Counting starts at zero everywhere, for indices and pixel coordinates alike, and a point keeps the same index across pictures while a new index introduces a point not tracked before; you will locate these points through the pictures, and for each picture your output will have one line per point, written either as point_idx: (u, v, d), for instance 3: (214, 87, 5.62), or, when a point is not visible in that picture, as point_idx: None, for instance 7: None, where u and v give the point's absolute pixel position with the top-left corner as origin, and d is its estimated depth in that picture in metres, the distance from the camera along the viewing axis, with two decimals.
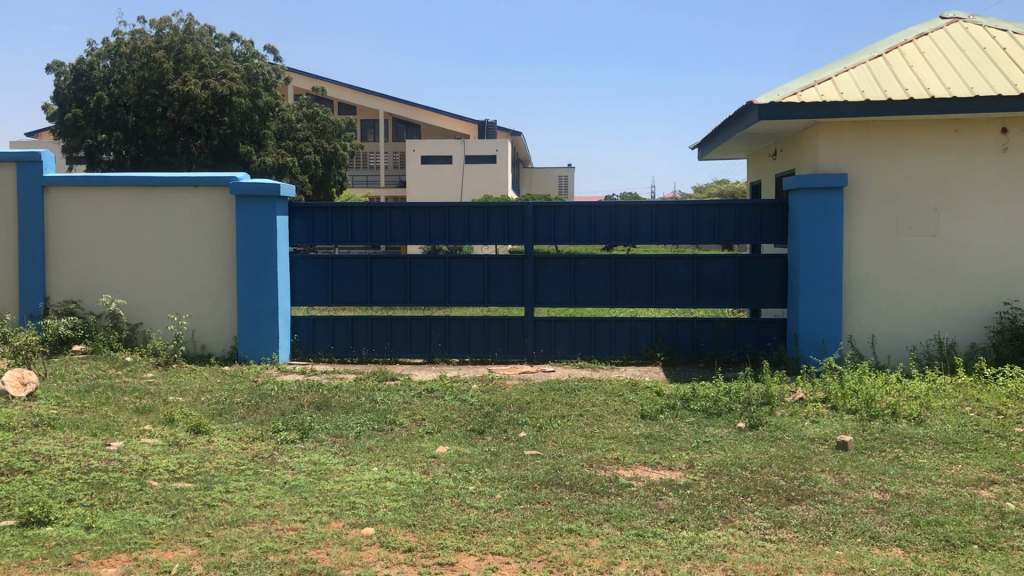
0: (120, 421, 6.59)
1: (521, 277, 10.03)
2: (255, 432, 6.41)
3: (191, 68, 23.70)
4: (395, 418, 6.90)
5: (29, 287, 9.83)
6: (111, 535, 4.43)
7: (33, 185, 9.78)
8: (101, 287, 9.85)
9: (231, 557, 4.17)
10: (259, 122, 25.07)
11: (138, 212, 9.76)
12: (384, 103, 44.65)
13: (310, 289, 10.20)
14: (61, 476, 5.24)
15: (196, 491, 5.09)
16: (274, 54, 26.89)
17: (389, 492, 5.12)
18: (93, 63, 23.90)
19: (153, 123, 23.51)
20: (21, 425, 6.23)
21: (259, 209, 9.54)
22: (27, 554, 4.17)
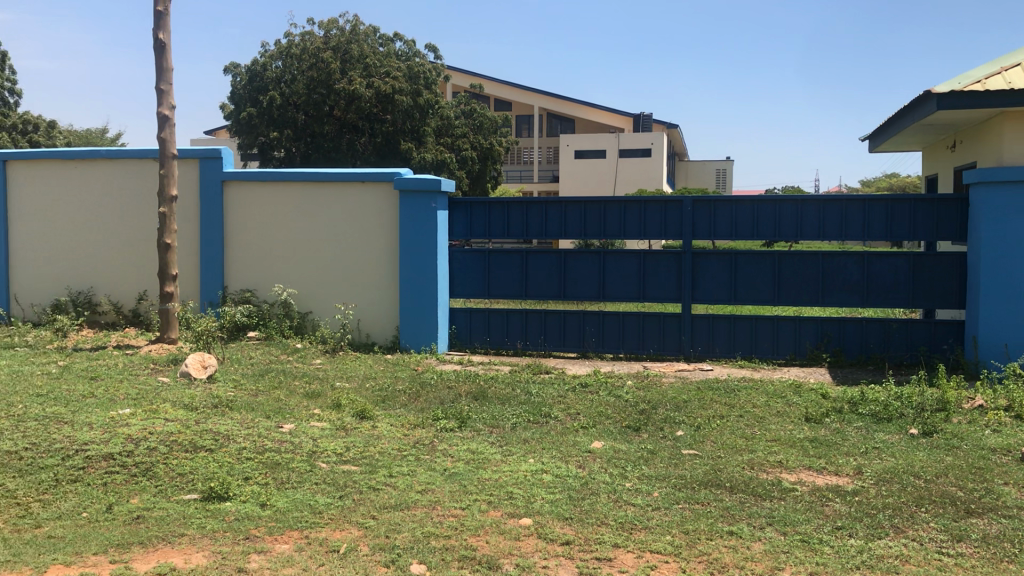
0: (291, 405, 6.92)
1: (678, 272, 9.86)
2: (416, 419, 6.60)
3: (356, 68, 24.50)
4: (550, 411, 6.93)
5: (210, 277, 10.47)
6: (284, 513, 4.66)
7: (214, 181, 10.39)
8: (274, 277, 10.37)
9: (395, 540, 4.30)
10: (419, 119, 25.45)
11: (308, 207, 10.21)
12: (539, 99, 44.78)
13: (468, 282, 10.38)
14: (238, 454, 5.55)
15: (361, 475, 5.28)
16: (434, 53, 27.47)
17: (546, 484, 5.15)
18: (267, 65, 25.26)
19: (320, 121, 24.60)
20: (202, 406, 6.64)
21: (421, 204, 9.75)
22: (209, 527, 4.46)
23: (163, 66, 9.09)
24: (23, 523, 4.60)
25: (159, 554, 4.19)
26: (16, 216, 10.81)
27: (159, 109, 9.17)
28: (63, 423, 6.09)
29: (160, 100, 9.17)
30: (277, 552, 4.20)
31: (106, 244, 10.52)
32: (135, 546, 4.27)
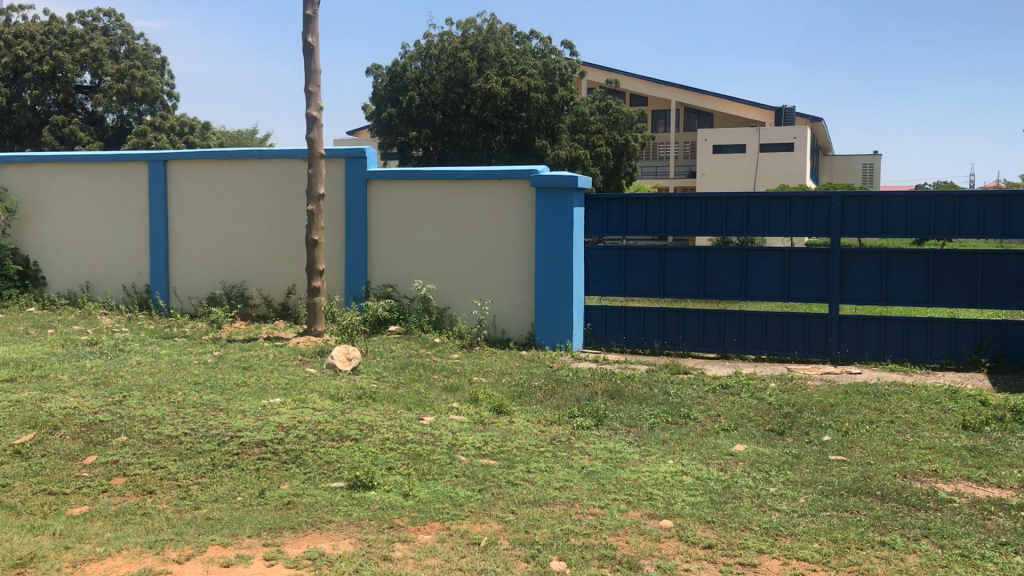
0: (431, 397, 7.05)
1: (825, 271, 9.53)
2: (552, 416, 6.61)
3: (492, 66, 24.75)
4: (689, 412, 6.81)
5: (353, 272, 10.81)
6: (426, 504, 4.75)
7: (359, 179, 10.72)
8: (414, 273, 10.60)
9: (535, 536, 4.32)
10: (554, 116, 25.37)
11: (447, 204, 10.38)
12: (675, 94, 44.18)
13: (605, 279, 10.32)
14: (381, 445, 5.70)
15: (500, 469, 5.33)
16: (569, 49, 27.45)
17: (686, 486, 5.06)
18: (406, 66, 25.90)
19: (457, 120, 25.28)
20: (347, 397, 6.85)
21: (558, 201, 9.73)
22: (355, 515, 4.59)
23: (311, 68, 9.41)
24: (184, 504, 4.87)
25: (308, 539, 4.35)
26: (176, 214, 11.43)
27: (307, 110, 9.50)
28: (219, 410, 6.41)
29: (308, 101, 9.50)
30: (421, 542, 4.29)
31: (257, 240, 11.00)
32: (286, 530, 4.44)
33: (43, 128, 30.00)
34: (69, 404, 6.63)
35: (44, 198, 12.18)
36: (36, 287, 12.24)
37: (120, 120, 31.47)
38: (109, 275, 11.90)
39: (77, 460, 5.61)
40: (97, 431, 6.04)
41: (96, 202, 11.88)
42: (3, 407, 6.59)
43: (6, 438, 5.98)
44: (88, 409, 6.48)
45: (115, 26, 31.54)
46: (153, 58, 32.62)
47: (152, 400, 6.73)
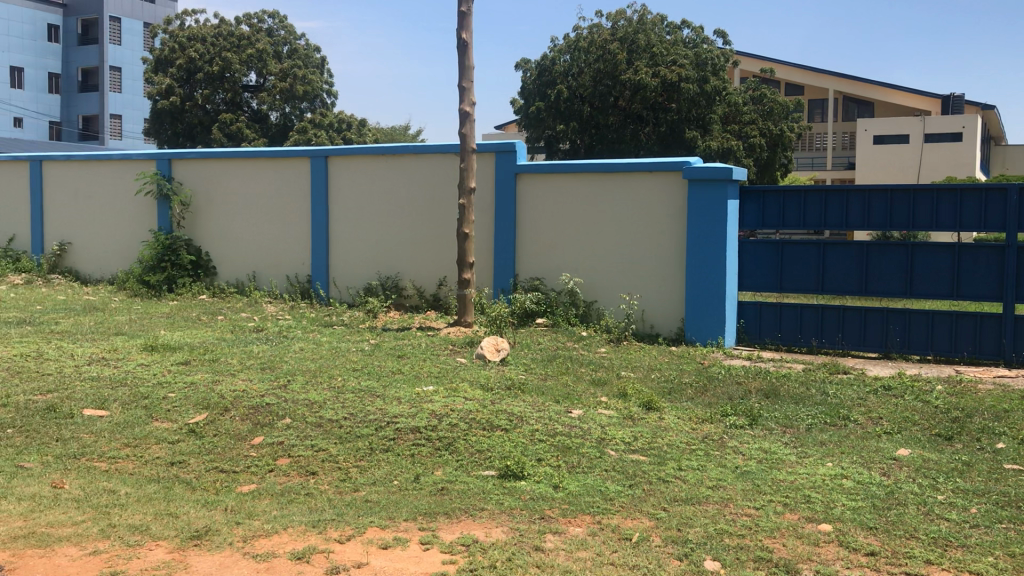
0: (580, 391, 7.05)
1: (999, 268, 8.95)
2: (704, 414, 6.49)
3: (642, 57, 24.65)
4: (848, 413, 6.55)
5: (503, 265, 10.95)
6: (576, 497, 4.75)
7: (509, 172, 10.84)
8: (562, 266, 10.63)
9: (688, 534, 4.26)
10: (706, 107, 24.98)
11: (597, 197, 10.35)
12: (833, 83, 42.58)
13: (759, 274, 10.06)
14: (531, 436, 5.74)
15: (650, 465, 5.28)
16: (723, 38, 26.88)
17: (847, 491, 4.87)
18: (555, 59, 26.08)
19: (605, 112, 25.13)
20: (497, 387, 6.95)
21: (710, 194, 9.53)
22: (506, 504, 4.65)
23: (465, 64, 9.56)
24: (344, 486, 5.05)
25: (462, 526, 4.43)
26: (334, 207, 11.88)
27: (460, 106, 9.67)
28: (375, 396, 6.62)
29: (462, 97, 9.66)
30: (572, 534, 4.30)
31: (410, 232, 11.29)
32: (440, 516, 4.54)
33: (213, 126, 31.79)
34: (238, 387, 7.01)
35: (215, 193, 12.91)
36: (207, 275, 12.99)
37: (282, 118, 32.96)
38: (273, 265, 12.49)
39: (245, 440, 5.92)
40: (264, 413, 6.36)
41: (261, 196, 12.49)
42: (179, 389, 7.04)
43: (182, 417, 6.38)
44: (255, 392, 6.83)
45: (279, 27, 33.06)
46: (312, 57, 34.01)
47: (313, 385, 7.03)
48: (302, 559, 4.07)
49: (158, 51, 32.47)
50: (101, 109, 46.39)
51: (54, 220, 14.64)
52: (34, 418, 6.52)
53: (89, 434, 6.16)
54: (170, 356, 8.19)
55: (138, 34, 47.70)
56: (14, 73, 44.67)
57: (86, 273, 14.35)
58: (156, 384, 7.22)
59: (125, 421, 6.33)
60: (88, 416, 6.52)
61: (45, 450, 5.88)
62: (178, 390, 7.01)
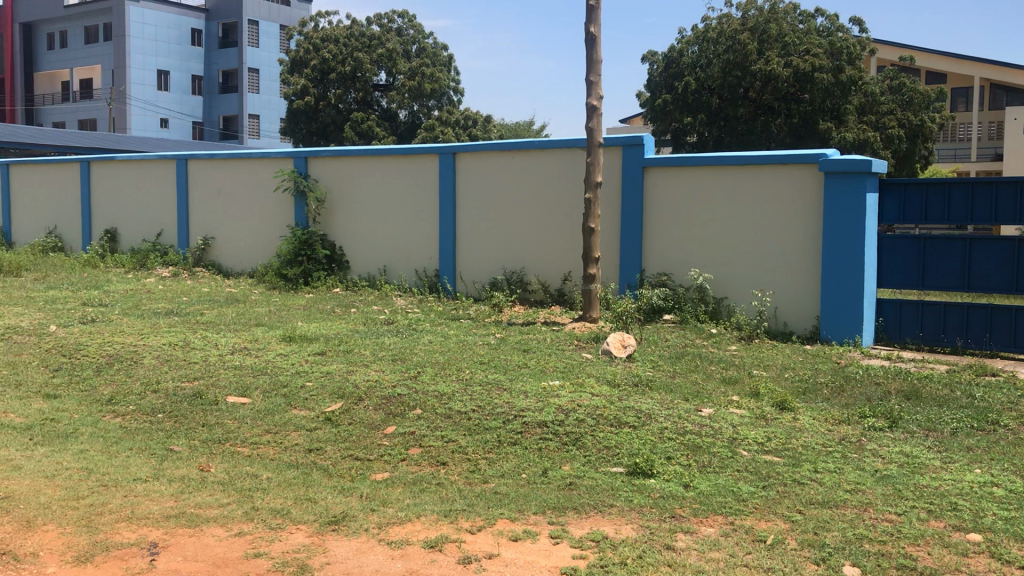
0: (710, 389, 6.93)
1: None
2: (840, 415, 6.27)
3: (774, 47, 24.11)
4: (998, 418, 6.20)
5: (630, 260, 10.86)
6: (708, 496, 4.67)
7: (637, 166, 10.73)
8: (691, 262, 10.47)
9: (825, 538, 4.12)
10: (842, 98, 24.09)
11: (728, 192, 10.15)
12: (979, 70, 40.36)
13: (899, 271, 9.64)
14: (660, 433, 5.67)
15: (785, 466, 5.14)
16: (860, 26, 25.82)
17: (997, 499, 4.62)
18: (682, 50, 25.74)
19: (735, 104, 24.60)
20: (624, 384, 6.90)
21: (848, 187, 9.20)
22: (636, 502, 4.61)
23: (593, 58, 9.52)
24: (474, 478, 5.12)
25: (591, 521, 4.42)
26: (462, 202, 12.04)
27: (588, 100, 9.64)
28: (503, 389, 6.68)
29: (589, 91, 9.63)
30: (704, 534, 4.23)
31: (537, 227, 11.33)
32: (570, 510, 4.54)
33: (344, 125, 32.82)
34: (371, 377, 7.20)
35: (348, 189, 13.29)
36: (341, 269, 13.39)
37: (410, 115, 33.68)
38: (402, 260, 12.78)
39: (378, 429, 6.08)
40: (396, 403, 6.51)
41: (392, 192, 12.78)
42: (316, 378, 7.29)
43: (319, 406, 6.61)
44: (387, 383, 7.01)
45: (408, 27, 33.76)
46: (440, 55, 34.55)
47: (443, 377, 7.15)
48: (435, 548, 4.15)
49: (294, 53, 33.74)
50: (240, 109, 48.48)
51: (199, 216, 15.39)
52: (183, 403, 6.87)
53: (233, 420, 6.45)
54: (307, 347, 8.49)
55: (275, 36, 49.59)
56: (161, 77, 47.23)
57: (228, 266, 15.04)
58: (294, 373, 7.50)
59: (266, 409, 6.61)
60: (232, 403, 6.82)
61: (193, 434, 6.20)
62: (314, 379, 7.26)
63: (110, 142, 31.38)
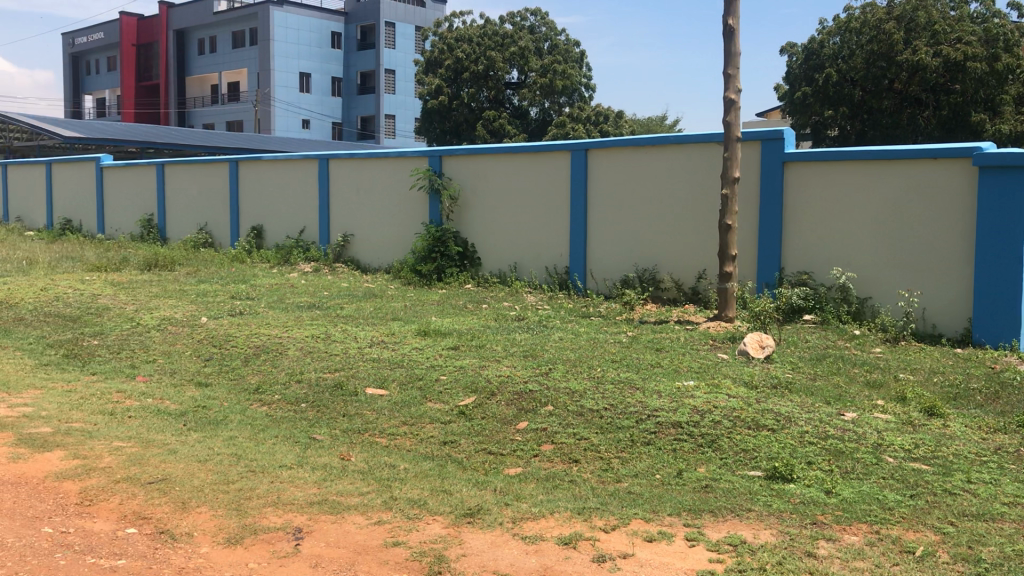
0: (853, 393, 6.68)
1: None
2: (996, 423, 5.92)
3: (922, 36, 22.96)
4: None
5: (768, 258, 10.58)
6: (851, 504, 4.50)
7: (777, 162, 10.44)
8: (833, 260, 10.12)
9: (980, 553, 3.91)
10: (997, 87, 22.69)
11: (873, 187, 9.74)
12: None
13: None
14: (800, 437, 5.51)
15: (935, 475, 4.90)
16: (1018, 10, 24.33)
17: None
18: (823, 42, 24.99)
19: (879, 96, 23.70)
20: (762, 385, 6.73)
21: (1006, 183, 8.68)
22: (775, 506, 4.49)
23: (732, 51, 9.32)
24: (607, 476, 5.10)
25: (729, 525, 4.34)
26: (595, 199, 11.99)
27: (725, 94, 9.44)
28: (636, 388, 6.62)
29: (727, 85, 9.43)
30: (848, 542, 4.07)
31: (670, 224, 11.17)
32: (706, 513, 4.46)
33: (477, 124, 33.39)
34: (504, 372, 7.28)
35: (481, 186, 13.44)
36: (472, 265, 13.62)
37: (542, 113, 33.84)
38: (534, 257, 12.84)
39: (511, 424, 6.13)
40: (528, 399, 6.55)
41: (525, 189, 12.85)
42: (450, 372, 7.41)
43: (453, 399, 6.72)
44: (520, 378, 7.07)
45: (540, 24, 33.91)
46: (573, 51, 34.23)
47: (575, 374, 7.15)
48: (569, 545, 4.16)
49: (429, 53, 34.49)
50: (376, 109, 49.79)
51: (338, 213, 15.91)
52: (325, 393, 7.12)
53: (371, 411, 6.64)
54: (441, 341, 8.65)
55: (411, 37, 50.73)
56: (303, 79, 49.07)
57: (365, 262, 15.49)
58: (429, 367, 7.66)
59: (402, 401, 6.77)
60: (370, 394, 7.02)
61: (334, 424, 6.41)
62: (449, 373, 7.39)
63: (256, 142, 32.80)
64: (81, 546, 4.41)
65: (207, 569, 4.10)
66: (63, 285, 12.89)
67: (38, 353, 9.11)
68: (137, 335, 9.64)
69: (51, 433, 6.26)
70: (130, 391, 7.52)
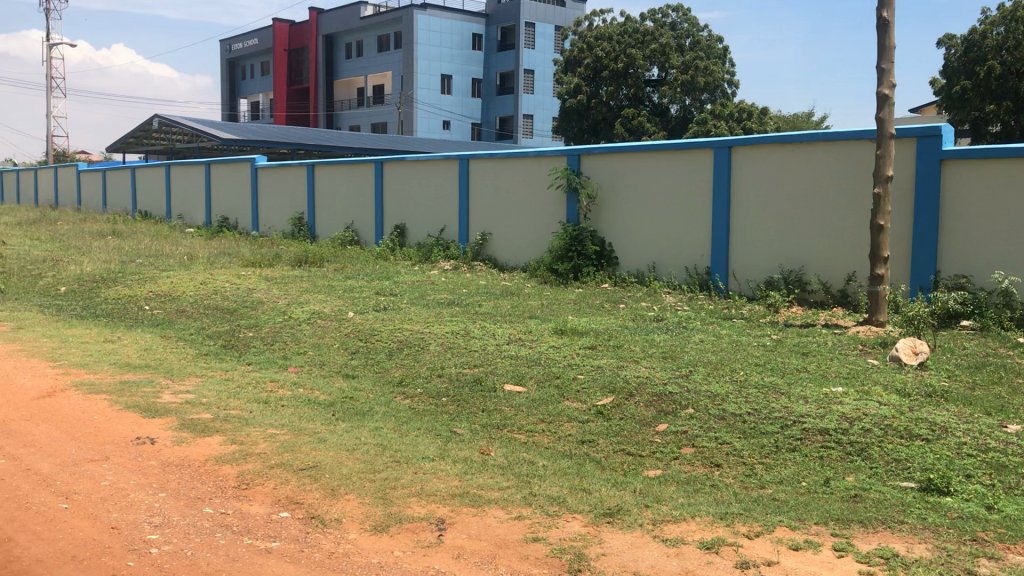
0: (1016, 404, 6.29)
1: None
2: None
3: None
4: None
5: (922, 260, 10.10)
6: (1015, 521, 4.25)
7: (933, 159, 9.95)
8: (994, 263, 9.58)
9: None
10: None
11: None
12: None
13: None
14: (958, 449, 5.24)
15: None
16: None
17: None
18: (986, 32, 23.61)
19: None
20: (915, 393, 6.43)
21: None
22: (931, 520, 4.29)
23: (885, 44, 8.94)
24: (750, 482, 5.00)
25: (880, 537, 4.17)
26: (737, 198, 11.74)
27: (878, 89, 9.07)
28: (780, 393, 6.45)
29: (880, 79, 9.06)
30: (1012, 562, 3.85)
31: (817, 224, 10.82)
32: (855, 524, 4.31)
33: (615, 122, 33.31)
34: (642, 373, 7.23)
35: (619, 186, 13.39)
36: (610, 265, 13.59)
37: (682, 110, 33.34)
38: (673, 257, 12.69)
39: (650, 426, 6.08)
40: (667, 401, 6.48)
41: (664, 188, 12.72)
42: (588, 371, 7.42)
43: (591, 399, 6.72)
44: (659, 379, 7.00)
45: (681, 20, 33.40)
46: (716, 47, 33.56)
47: (716, 377, 7.03)
48: (711, 550, 4.10)
49: (568, 53, 34.68)
50: (515, 109, 50.25)
51: (478, 212, 16.15)
52: (465, 389, 7.26)
53: (510, 407, 6.72)
54: (579, 340, 8.66)
55: (550, 37, 50.93)
56: (444, 81, 50.07)
57: (503, 260, 15.68)
58: (567, 365, 7.68)
59: (540, 398, 6.82)
60: (509, 391, 7.11)
61: (474, 419, 6.53)
62: (587, 372, 7.39)
63: (398, 142, 33.68)
64: (239, 527, 4.65)
65: (355, 554, 4.26)
66: (220, 279, 13.61)
67: (199, 343, 9.66)
68: (288, 328, 10.08)
69: (210, 419, 6.63)
70: (282, 381, 7.87)
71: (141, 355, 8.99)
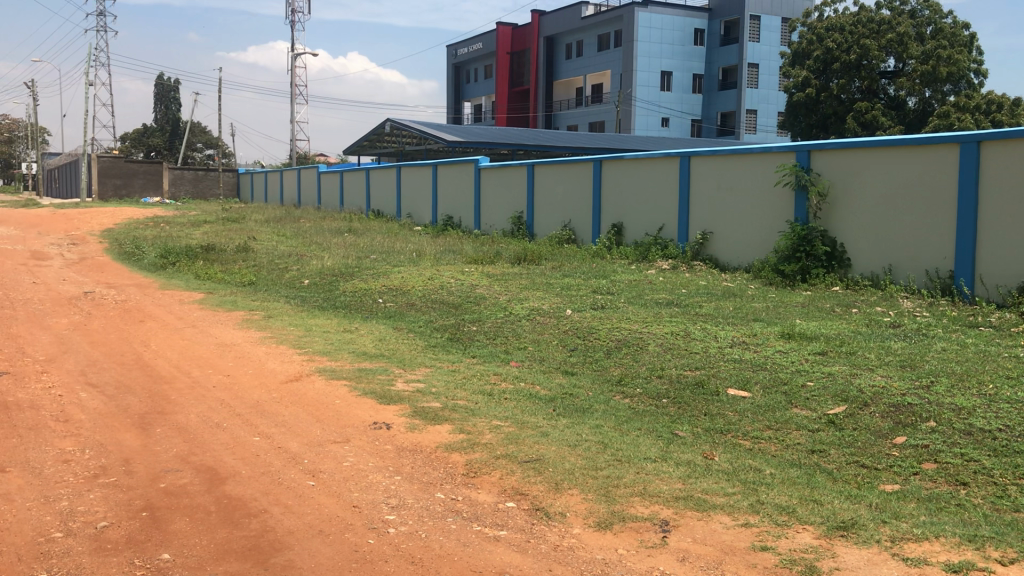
0: None
1: None
2: None
3: None
4: None
5: None
6: None
7: None
8: None
9: None
10: None
11: None
12: None
13: None
14: None
15: None
16: None
17: None
18: None
19: None
20: None
21: None
22: None
23: None
24: (1003, 504, 4.63)
25: None
26: (987, 196, 10.85)
27: None
28: None
29: None
30: None
31: None
32: None
33: (848, 116, 32.09)
34: (877, 382, 6.85)
35: (853, 183, 12.75)
36: (840, 267, 12.96)
37: (921, 102, 31.06)
38: (912, 258, 11.92)
39: (887, 438, 5.76)
40: (906, 412, 6.12)
41: (903, 185, 11.98)
42: (818, 378, 7.12)
43: (821, 407, 6.45)
44: (897, 390, 6.60)
45: (923, 7, 31.18)
46: (962, 34, 30.59)
47: (961, 389, 6.54)
48: None
49: (797, 45, 33.78)
50: (738, 106, 48.99)
51: (699, 211, 15.88)
52: (687, 391, 7.17)
53: (734, 412, 6.58)
54: (807, 345, 8.33)
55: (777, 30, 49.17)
56: (665, 78, 49.65)
57: (725, 261, 15.33)
58: (795, 371, 7.41)
59: (766, 404, 6.63)
60: (733, 395, 6.96)
61: (696, 422, 6.44)
62: (816, 380, 7.10)
63: (617, 141, 33.71)
64: (468, 513, 4.84)
65: (580, 549, 4.32)
66: (446, 274, 14.20)
67: (427, 335, 10.13)
68: (509, 323, 10.36)
69: (440, 408, 6.94)
70: (504, 375, 8.11)
71: (376, 345, 9.56)
